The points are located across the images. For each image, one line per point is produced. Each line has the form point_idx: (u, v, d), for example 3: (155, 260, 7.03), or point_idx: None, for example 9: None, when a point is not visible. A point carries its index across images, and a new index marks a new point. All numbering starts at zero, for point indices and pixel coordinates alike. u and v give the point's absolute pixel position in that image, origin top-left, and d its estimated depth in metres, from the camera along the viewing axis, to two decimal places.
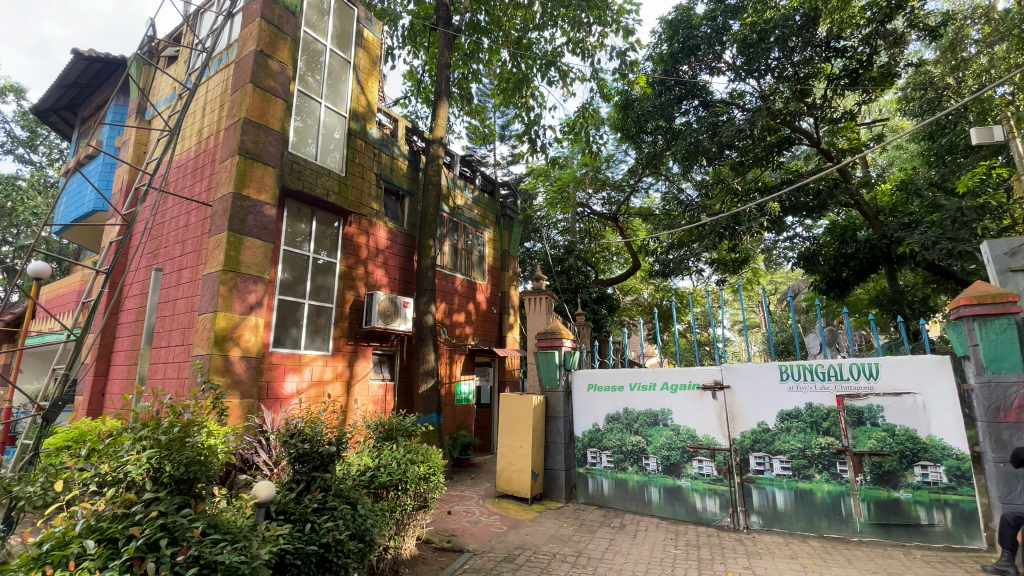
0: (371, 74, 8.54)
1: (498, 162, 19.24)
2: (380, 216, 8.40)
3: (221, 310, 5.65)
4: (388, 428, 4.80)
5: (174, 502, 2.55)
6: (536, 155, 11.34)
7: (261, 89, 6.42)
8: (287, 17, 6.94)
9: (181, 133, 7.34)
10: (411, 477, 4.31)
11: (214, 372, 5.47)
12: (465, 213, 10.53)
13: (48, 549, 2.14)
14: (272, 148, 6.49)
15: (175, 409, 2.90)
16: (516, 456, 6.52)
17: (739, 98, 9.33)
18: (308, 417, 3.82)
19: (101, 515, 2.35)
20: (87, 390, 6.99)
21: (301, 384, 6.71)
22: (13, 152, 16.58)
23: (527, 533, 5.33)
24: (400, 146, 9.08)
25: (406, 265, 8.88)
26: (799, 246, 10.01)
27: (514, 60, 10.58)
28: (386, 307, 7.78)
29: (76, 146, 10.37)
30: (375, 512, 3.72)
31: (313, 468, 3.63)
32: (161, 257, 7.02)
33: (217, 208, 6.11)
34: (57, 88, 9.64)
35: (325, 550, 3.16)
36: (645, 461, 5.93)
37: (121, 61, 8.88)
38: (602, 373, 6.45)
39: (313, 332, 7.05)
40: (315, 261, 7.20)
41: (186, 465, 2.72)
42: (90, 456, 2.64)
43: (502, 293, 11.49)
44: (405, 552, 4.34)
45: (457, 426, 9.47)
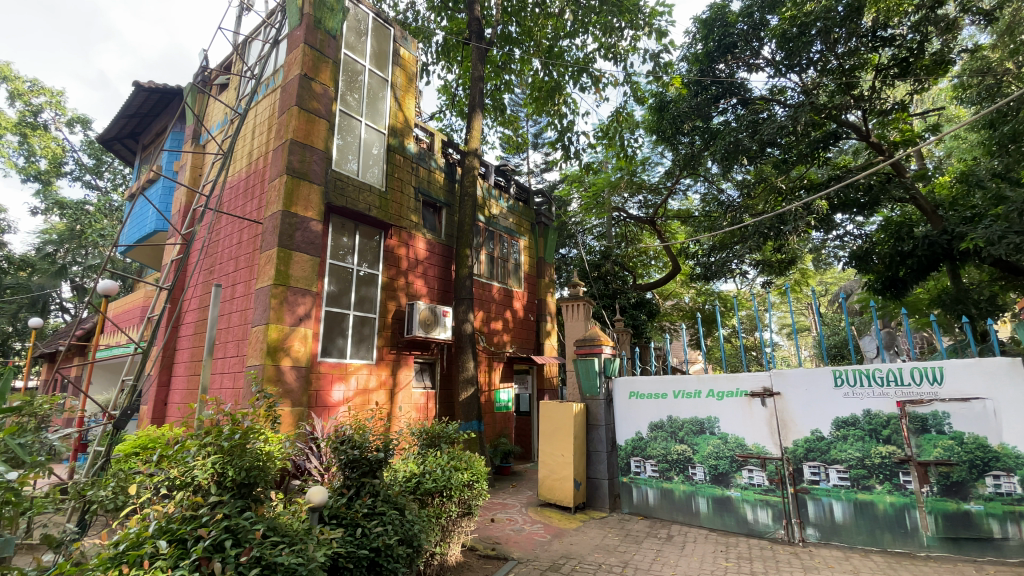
0: (408, 91, 8.80)
1: (531, 170, 19.33)
2: (418, 228, 8.59)
3: (273, 322, 5.93)
4: (432, 435, 4.88)
5: (237, 505, 2.69)
6: (569, 162, 11.32)
7: (306, 111, 6.74)
8: (329, 40, 7.25)
9: (233, 155, 7.76)
10: (455, 484, 4.35)
11: (267, 381, 5.74)
12: (501, 222, 10.63)
13: (124, 549, 2.32)
14: (317, 166, 6.78)
15: (235, 417, 3.04)
16: (558, 464, 6.47)
17: (779, 94, 9.12)
18: (357, 424, 3.96)
19: (172, 517, 2.51)
20: (151, 399, 7.47)
21: (347, 392, 6.92)
22: (82, 178, 18.02)
23: (571, 542, 5.28)
24: (436, 159, 9.28)
25: (444, 275, 9.03)
26: (850, 244, 9.52)
27: (545, 69, 10.62)
28: (427, 316, 7.93)
29: (139, 171, 11.13)
30: (422, 518, 3.81)
31: (362, 474, 3.73)
32: (217, 272, 7.42)
33: (268, 225, 6.41)
34: (121, 118, 10.39)
35: (376, 554, 3.26)
36: (691, 471, 5.78)
37: (177, 90, 9.50)
38: (644, 380, 6.34)
39: (357, 342, 7.26)
40: (358, 273, 7.43)
41: (247, 470, 2.86)
42: (160, 462, 2.82)
43: (539, 300, 11.48)
44: (452, 559, 4.39)
45: (498, 434, 9.51)
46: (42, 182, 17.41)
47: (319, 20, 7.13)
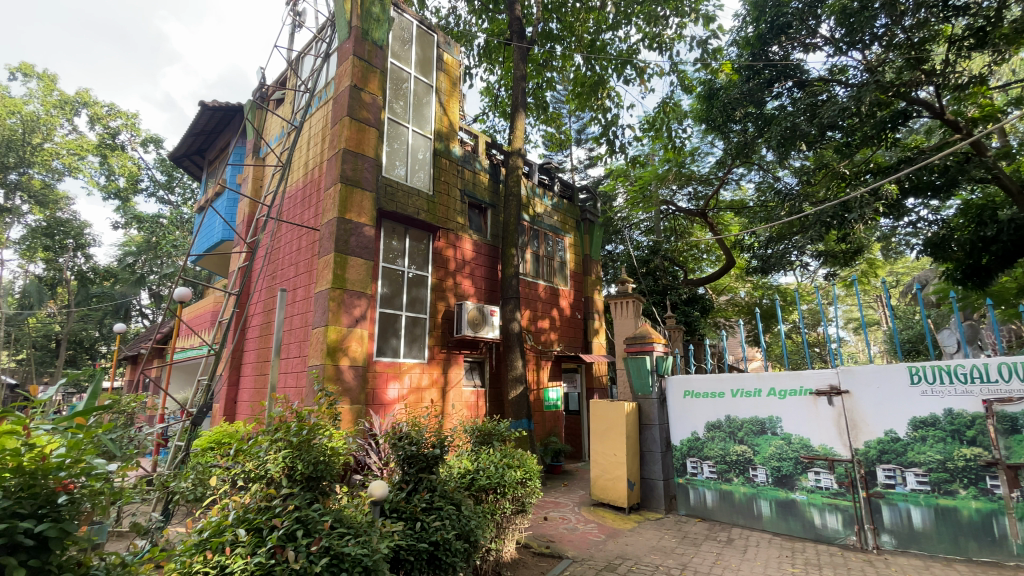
0: (452, 95, 8.95)
1: (574, 167, 19.13)
2: (465, 230, 8.72)
3: (331, 324, 6.21)
4: (484, 433, 4.95)
5: (306, 497, 2.84)
6: (614, 156, 11.12)
7: (356, 120, 7.00)
8: (376, 51, 7.49)
9: (291, 166, 8.16)
10: (508, 482, 4.39)
11: (328, 380, 6.03)
12: (545, 220, 10.62)
13: (208, 536, 2.57)
14: (369, 174, 7.02)
15: (302, 414, 3.20)
16: (610, 464, 6.39)
17: (840, 74, 8.60)
18: (412, 421, 4.05)
19: (249, 507, 2.69)
20: (222, 397, 8.00)
21: (402, 390, 7.13)
22: (156, 194, 19.53)
23: (626, 542, 5.21)
24: (481, 161, 9.38)
25: (491, 275, 9.11)
26: (924, 231, 8.84)
27: (587, 64, 10.51)
28: (475, 316, 8.05)
29: (207, 184, 11.92)
30: (477, 514, 3.88)
31: (420, 470, 3.83)
32: (279, 278, 7.84)
33: (324, 232, 6.71)
34: (190, 136, 11.16)
35: (435, 548, 3.37)
36: (752, 473, 5.56)
37: (239, 106, 10.10)
38: (699, 379, 6.14)
39: (410, 342, 7.47)
40: (409, 275, 7.64)
41: (314, 464, 3.01)
42: (236, 456, 3.02)
43: (586, 298, 11.36)
44: (507, 555, 4.44)
45: (548, 433, 9.50)
46: (122, 199, 19.00)
47: (366, 32, 7.37)
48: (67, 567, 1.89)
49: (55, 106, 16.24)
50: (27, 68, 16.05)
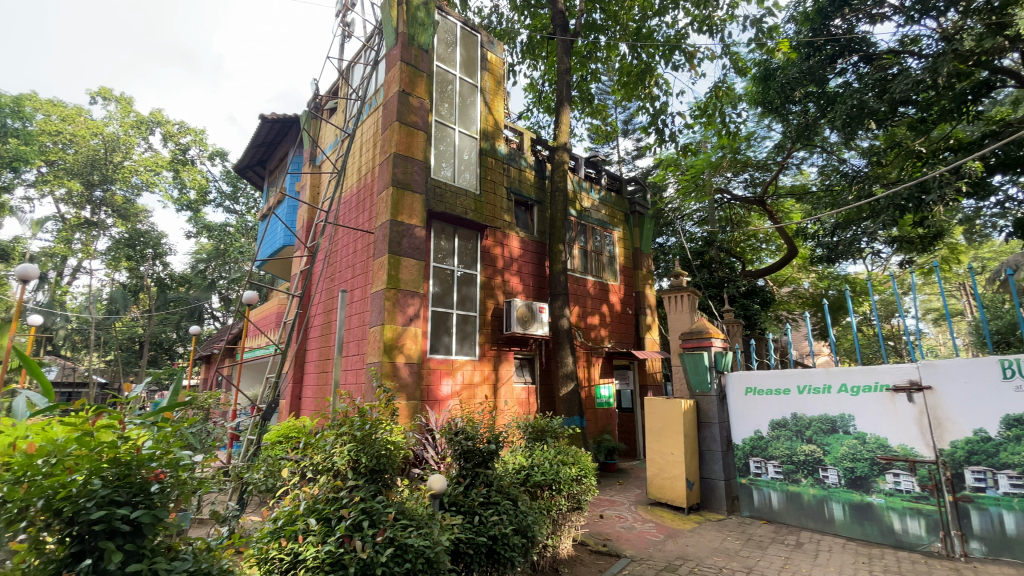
0: (497, 93, 8.99)
1: (621, 158, 18.74)
2: (512, 227, 8.75)
3: (387, 323, 6.42)
4: (538, 429, 4.96)
5: (371, 490, 2.96)
6: (664, 146, 10.78)
7: (405, 124, 7.18)
8: (422, 55, 7.64)
9: (346, 172, 8.49)
10: (563, 478, 4.38)
11: (385, 377, 6.25)
12: (593, 215, 10.47)
13: (281, 524, 2.73)
14: (418, 176, 7.19)
15: (364, 410, 3.34)
16: (667, 463, 6.23)
17: (912, 45, 8.00)
18: (467, 417, 4.13)
19: (318, 498, 2.85)
20: (289, 394, 8.46)
21: (455, 386, 7.27)
22: (223, 204, 20.86)
23: (687, 543, 5.06)
24: (526, 158, 9.36)
25: (539, 272, 9.09)
26: (1015, 211, 8.01)
27: (633, 52, 10.24)
28: (524, 313, 8.08)
29: (269, 193, 12.60)
30: (534, 509, 3.89)
31: (476, 465, 3.89)
32: (337, 279, 8.19)
33: (379, 234, 6.95)
34: (252, 148, 11.82)
35: (493, 542, 3.43)
36: (823, 474, 5.26)
37: (295, 117, 10.59)
38: (761, 375, 5.87)
39: (461, 340, 7.59)
40: (459, 274, 7.77)
41: (377, 457, 3.13)
42: (305, 449, 3.19)
43: (637, 293, 11.10)
44: (564, 552, 4.43)
45: (601, 430, 9.37)
46: (193, 210, 20.44)
47: (412, 37, 7.54)
48: (159, 551, 2.06)
49: (131, 126, 17.67)
50: (106, 93, 17.54)
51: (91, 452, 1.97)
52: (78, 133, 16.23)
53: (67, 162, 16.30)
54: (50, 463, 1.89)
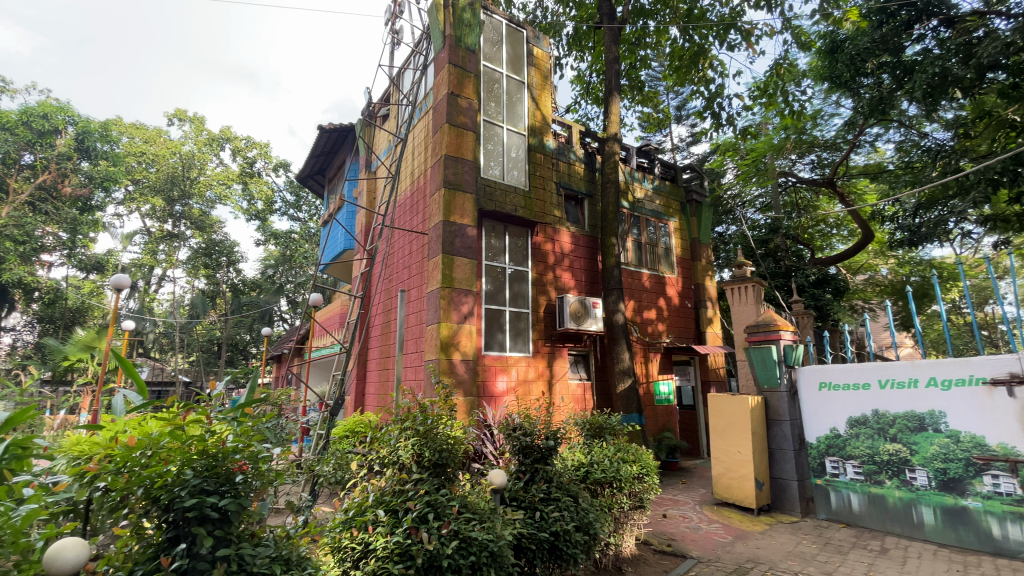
0: (544, 88, 8.93)
1: (675, 146, 18.11)
2: (562, 222, 8.66)
3: (443, 321, 6.57)
4: (596, 426, 4.86)
5: (434, 484, 3.03)
6: (721, 131, 10.29)
7: (455, 126, 7.29)
8: (469, 56, 7.71)
9: (400, 175, 8.73)
10: (624, 476, 4.29)
11: (443, 374, 6.39)
12: (646, 206, 10.18)
13: (352, 515, 2.86)
14: (469, 176, 7.28)
15: (426, 406, 3.41)
16: (734, 462, 5.97)
17: (1000, 3, 7.21)
18: (524, 413, 4.09)
19: (385, 490, 2.96)
20: (353, 390, 8.85)
21: (510, 383, 7.32)
22: (288, 213, 22.08)
23: (757, 545, 4.83)
24: (575, 151, 9.23)
25: (592, 266, 8.94)
26: None
27: (685, 35, 9.85)
28: (577, 309, 7.99)
29: (329, 199, 13.20)
30: (595, 507, 3.84)
31: (535, 461, 3.88)
32: (395, 280, 8.45)
33: (432, 235, 7.11)
34: (313, 158, 12.42)
35: (555, 538, 3.45)
36: (909, 475, 4.86)
37: (351, 125, 11.02)
38: (837, 369, 5.48)
39: (515, 336, 7.63)
40: (510, 271, 7.80)
41: (439, 451, 3.19)
42: (372, 444, 3.31)
43: (696, 285, 10.68)
44: (626, 550, 4.36)
45: (661, 428, 9.12)
46: (261, 219, 21.77)
47: (459, 38, 7.62)
48: (244, 537, 2.21)
49: (204, 144, 19.03)
50: (181, 114, 19.00)
51: (182, 444, 2.13)
52: (159, 153, 17.71)
53: (150, 180, 17.88)
54: (147, 455, 2.06)
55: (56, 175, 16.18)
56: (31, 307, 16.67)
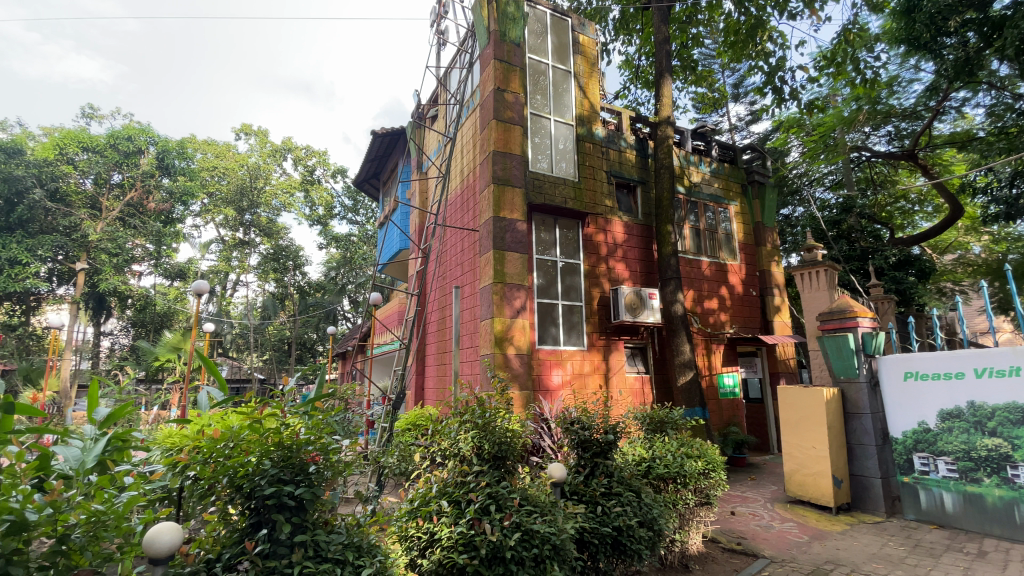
0: (592, 76, 8.74)
1: (732, 126, 17.24)
2: (615, 212, 8.46)
3: (497, 316, 6.62)
4: (657, 421, 4.73)
5: (495, 476, 3.06)
6: (784, 106, 9.66)
7: (502, 121, 7.30)
8: (514, 50, 7.68)
9: (450, 174, 8.86)
10: (689, 472, 4.15)
11: (498, 368, 6.46)
12: (704, 190, 9.77)
13: (417, 505, 2.94)
14: (517, 170, 7.26)
15: (484, 399, 3.45)
16: (808, 458, 5.62)
17: None
18: (581, 406, 4.03)
19: (448, 481, 3.03)
20: (413, 384, 9.14)
21: (565, 376, 7.27)
22: (347, 217, 23.04)
23: (837, 546, 4.53)
24: (626, 138, 8.98)
25: (647, 256, 8.69)
26: None
27: (740, 8, 9.32)
28: (633, 300, 7.80)
29: (384, 202, 13.63)
30: (659, 502, 3.75)
31: (595, 455, 3.82)
32: (449, 276, 8.60)
33: (483, 231, 7.17)
34: (368, 162, 12.86)
35: (618, 533, 3.39)
36: (1011, 472, 4.40)
37: (402, 128, 11.30)
38: (923, 357, 5.03)
39: (569, 330, 7.57)
40: (562, 264, 7.73)
41: (499, 443, 3.22)
42: (434, 437, 3.39)
43: (761, 272, 10.12)
44: (693, 548, 4.22)
45: (726, 422, 8.75)
46: (323, 224, 22.85)
47: (504, 33, 7.61)
48: (318, 523, 2.34)
49: (269, 155, 20.16)
50: (247, 129, 20.26)
51: (260, 437, 2.26)
52: (229, 166, 18.99)
53: (222, 192, 19.17)
54: (230, 446, 2.20)
55: (141, 192, 17.83)
56: (126, 313, 18.43)
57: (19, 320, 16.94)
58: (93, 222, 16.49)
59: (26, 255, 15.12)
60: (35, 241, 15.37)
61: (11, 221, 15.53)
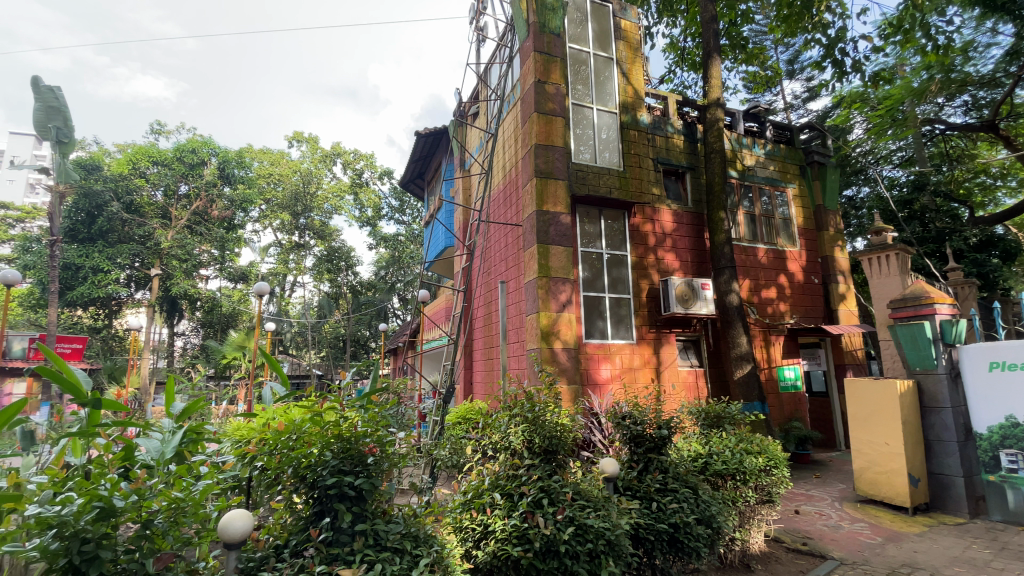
0: (635, 61, 8.50)
1: (788, 105, 16.34)
2: (662, 200, 8.21)
3: (542, 310, 6.60)
4: (714, 415, 4.55)
5: (546, 471, 3.05)
6: (845, 81, 9.05)
7: (543, 113, 7.23)
8: (555, 40, 7.58)
9: (493, 169, 8.87)
10: (749, 469, 3.98)
11: (545, 362, 6.43)
12: (758, 173, 9.32)
13: (470, 497, 2.97)
14: (560, 163, 7.18)
15: (534, 393, 3.44)
16: (880, 454, 5.27)
17: None
18: (632, 401, 3.94)
19: (500, 474, 3.05)
20: (462, 379, 9.29)
21: (614, 371, 7.15)
22: (394, 217, 23.64)
23: (914, 549, 4.22)
24: (673, 124, 8.68)
25: (698, 245, 8.39)
26: None
27: None
28: (684, 291, 7.57)
29: (429, 200, 13.85)
30: (717, 499, 3.62)
31: (648, 450, 3.73)
32: (494, 272, 8.64)
33: (527, 226, 7.15)
34: (413, 162, 13.11)
35: (675, 530, 3.30)
36: None
37: (444, 127, 11.44)
38: (1011, 346, 4.63)
39: (617, 323, 7.44)
40: (608, 256, 7.60)
41: (550, 438, 3.20)
42: (485, 431, 3.42)
43: (823, 258, 9.54)
44: (755, 547, 4.06)
45: (788, 417, 8.34)
46: (372, 225, 23.55)
47: (543, 24, 7.53)
48: (377, 513, 2.41)
49: (320, 160, 20.98)
50: (299, 136, 21.13)
51: (321, 429, 2.34)
52: (284, 173, 19.91)
53: (278, 198, 20.28)
54: (294, 438, 2.31)
55: (205, 202, 18.80)
56: (195, 314, 19.73)
57: (104, 323, 18.45)
58: (164, 230, 17.74)
59: (107, 262, 16.50)
60: (115, 251, 16.74)
61: (93, 232, 16.92)
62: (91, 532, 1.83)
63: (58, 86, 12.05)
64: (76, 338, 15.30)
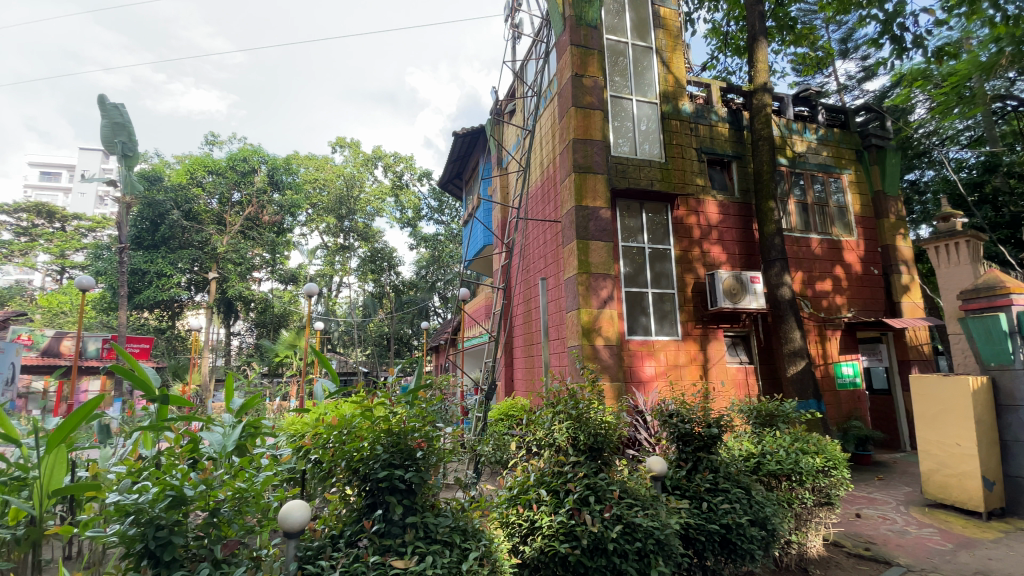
0: (676, 49, 8.27)
1: (841, 87, 15.48)
2: (707, 190, 7.95)
3: (583, 307, 6.54)
4: (767, 414, 4.36)
5: (592, 468, 3.02)
6: (906, 58, 8.47)
7: (581, 107, 7.14)
8: (591, 32, 7.48)
9: (531, 166, 8.85)
10: (806, 469, 3.81)
11: (587, 359, 6.37)
12: (810, 160, 8.88)
13: (516, 493, 2.98)
14: (599, 157, 7.08)
15: (578, 389, 3.41)
16: (951, 456, 4.92)
17: None
18: (680, 398, 3.84)
19: (545, 471, 3.05)
20: (502, 376, 9.35)
21: (658, 368, 7.01)
22: (434, 217, 24.00)
23: (990, 556, 3.93)
24: (717, 111, 8.39)
25: (746, 237, 8.08)
26: None
27: None
28: (732, 285, 7.31)
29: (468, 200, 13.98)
30: (771, 501, 3.49)
31: (697, 449, 3.63)
32: (533, 269, 8.63)
33: (566, 222, 7.10)
34: (451, 163, 13.27)
35: (727, 531, 3.20)
36: None
37: (481, 126, 11.50)
38: None
39: (661, 319, 7.28)
40: (650, 250, 7.44)
41: (595, 435, 3.17)
42: (529, 427, 3.43)
43: (883, 247, 8.98)
44: (813, 551, 3.89)
45: (846, 415, 7.93)
46: (412, 226, 24.00)
47: (579, 16, 7.44)
48: (426, 506, 2.46)
49: (361, 164, 21.57)
50: (342, 141, 21.79)
51: (371, 423, 2.41)
52: (328, 178, 20.60)
53: (324, 202, 20.99)
54: (346, 433, 2.39)
55: (257, 207, 19.81)
56: (250, 315, 20.72)
57: (168, 324, 19.65)
58: (220, 236, 18.70)
59: (169, 267, 17.56)
60: (176, 256, 17.79)
61: (157, 239, 18.05)
62: (164, 519, 1.95)
63: (123, 103, 12.90)
64: (144, 338, 16.38)
